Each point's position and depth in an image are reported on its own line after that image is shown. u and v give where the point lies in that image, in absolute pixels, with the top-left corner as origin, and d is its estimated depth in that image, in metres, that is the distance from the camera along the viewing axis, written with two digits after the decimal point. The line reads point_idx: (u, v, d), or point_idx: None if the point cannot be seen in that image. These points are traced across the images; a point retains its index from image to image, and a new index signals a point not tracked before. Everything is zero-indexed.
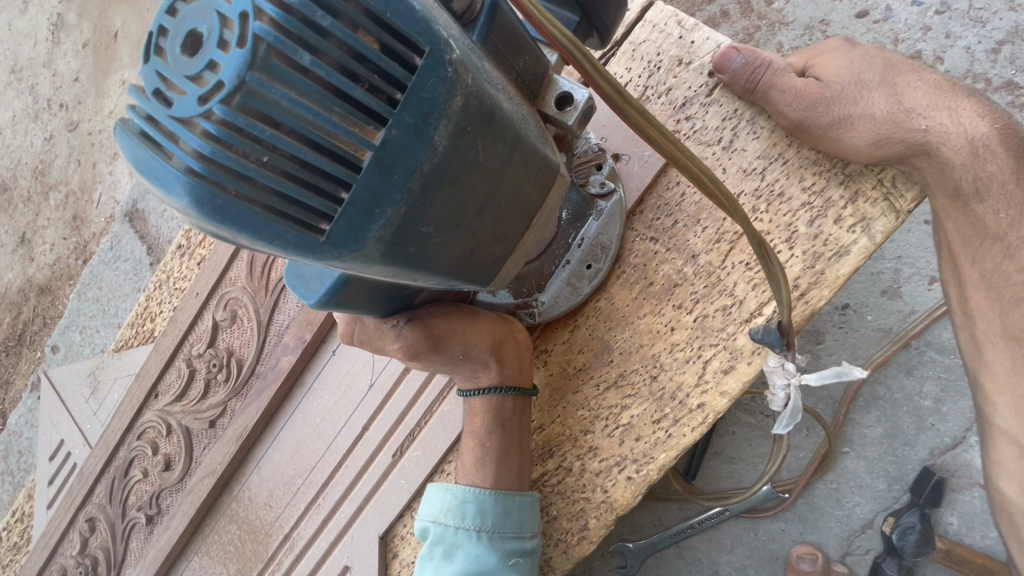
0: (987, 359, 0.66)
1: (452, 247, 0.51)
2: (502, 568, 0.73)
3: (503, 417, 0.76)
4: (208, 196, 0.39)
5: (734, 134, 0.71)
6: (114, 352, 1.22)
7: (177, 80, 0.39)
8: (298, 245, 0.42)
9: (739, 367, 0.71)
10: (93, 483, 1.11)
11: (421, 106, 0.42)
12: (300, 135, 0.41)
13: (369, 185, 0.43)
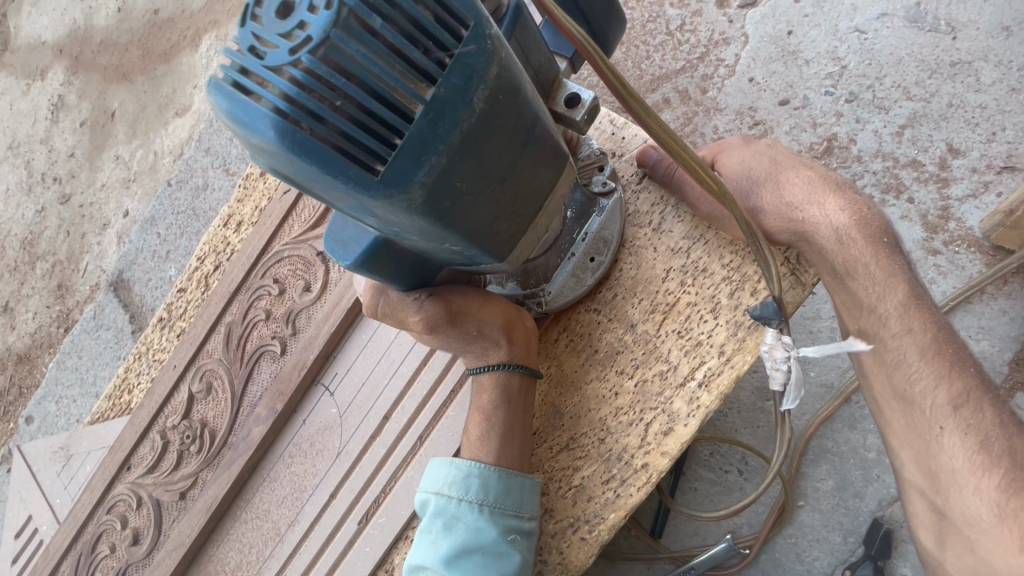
0: (886, 416, 0.72)
1: (483, 213, 0.51)
2: (499, 544, 0.75)
3: (510, 392, 0.80)
4: (290, 130, 0.42)
5: (662, 217, 0.83)
6: (89, 423, 1.24)
7: (269, 36, 0.42)
8: (358, 181, 0.43)
9: (677, 429, 0.77)
10: (59, 560, 1.10)
11: (468, 68, 0.44)
12: (369, 86, 0.43)
13: (419, 135, 0.44)
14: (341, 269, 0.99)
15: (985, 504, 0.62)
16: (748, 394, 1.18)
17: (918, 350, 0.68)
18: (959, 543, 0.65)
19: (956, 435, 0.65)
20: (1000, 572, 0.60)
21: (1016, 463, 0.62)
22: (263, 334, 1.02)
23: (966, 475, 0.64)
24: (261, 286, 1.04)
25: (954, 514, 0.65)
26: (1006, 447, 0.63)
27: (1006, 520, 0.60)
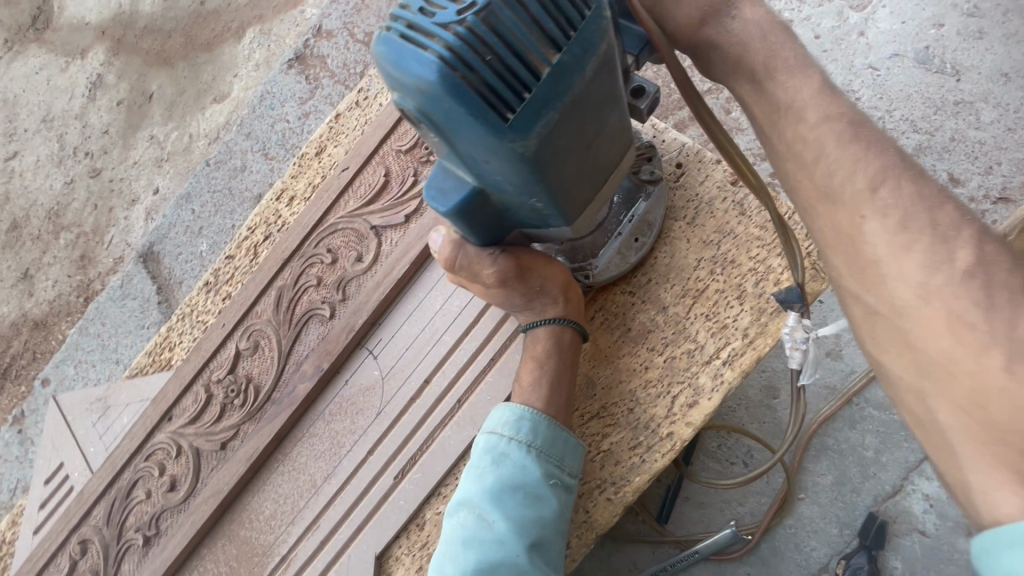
0: (813, 222, 0.68)
1: (569, 169, 0.64)
2: (541, 486, 0.81)
3: (562, 343, 0.88)
4: (449, 74, 0.53)
5: (696, 212, 0.92)
6: (127, 377, 1.29)
7: (441, 3, 0.55)
8: (492, 124, 0.55)
9: (701, 402, 0.85)
10: (93, 503, 1.15)
11: (587, 43, 0.57)
12: (512, 46, 0.55)
13: (543, 92, 0.56)
14: (393, 243, 1.07)
15: (912, 289, 0.57)
16: (756, 392, 1.26)
17: (835, 137, 0.65)
18: (896, 340, 0.58)
19: (877, 219, 0.60)
20: (933, 359, 0.55)
21: (940, 235, 0.57)
22: (313, 298, 1.10)
23: (888, 261, 0.59)
24: (315, 255, 1.12)
25: (882, 309, 0.60)
26: (931, 220, 0.58)
27: (929, 298, 0.55)
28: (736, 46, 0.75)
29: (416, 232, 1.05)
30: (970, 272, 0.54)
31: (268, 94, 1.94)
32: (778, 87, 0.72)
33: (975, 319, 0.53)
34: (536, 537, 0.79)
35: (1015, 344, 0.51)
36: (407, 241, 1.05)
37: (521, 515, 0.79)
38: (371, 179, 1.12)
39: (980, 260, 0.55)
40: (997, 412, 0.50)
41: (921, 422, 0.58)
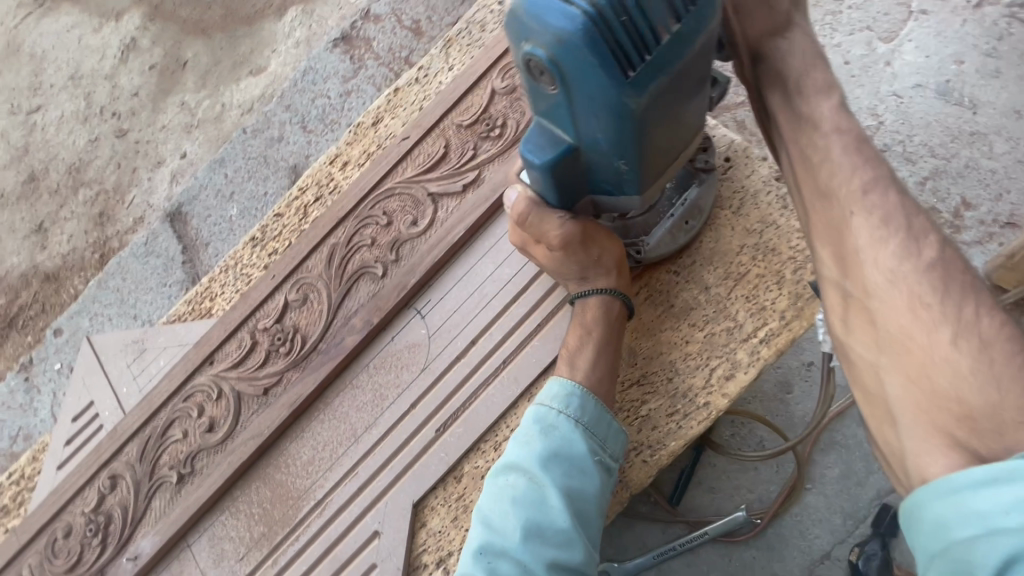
0: (809, 219, 0.81)
1: (658, 134, 0.74)
2: (586, 460, 0.86)
3: (610, 313, 0.94)
4: (591, 27, 0.62)
5: (741, 203, 1.00)
6: (165, 323, 1.32)
7: None
8: (617, 78, 0.65)
9: (738, 376, 0.92)
10: (126, 440, 1.17)
11: (700, 17, 0.67)
12: (643, 11, 0.64)
13: (660, 57, 0.66)
14: (448, 211, 1.13)
15: (885, 273, 0.69)
16: (770, 387, 1.33)
17: (840, 146, 0.79)
18: (863, 319, 0.71)
19: (863, 215, 0.73)
20: (894, 335, 0.67)
21: (912, 234, 0.69)
22: (366, 257, 1.14)
23: (868, 250, 0.71)
24: (370, 217, 1.17)
25: (858, 292, 0.72)
26: (908, 222, 0.71)
27: (898, 282, 0.67)
28: (778, 60, 0.87)
29: (473, 202, 1.12)
30: (933, 265, 0.67)
31: (311, 70, 1.99)
32: (805, 99, 0.84)
33: (931, 302, 0.65)
34: (579, 508, 0.84)
35: (959, 325, 0.63)
36: (463, 209, 1.11)
37: (566, 485, 0.83)
38: (431, 149, 1.17)
39: (941, 258, 0.67)
40: (938, 378, 0.63)
41: (872, 392, 0.71)
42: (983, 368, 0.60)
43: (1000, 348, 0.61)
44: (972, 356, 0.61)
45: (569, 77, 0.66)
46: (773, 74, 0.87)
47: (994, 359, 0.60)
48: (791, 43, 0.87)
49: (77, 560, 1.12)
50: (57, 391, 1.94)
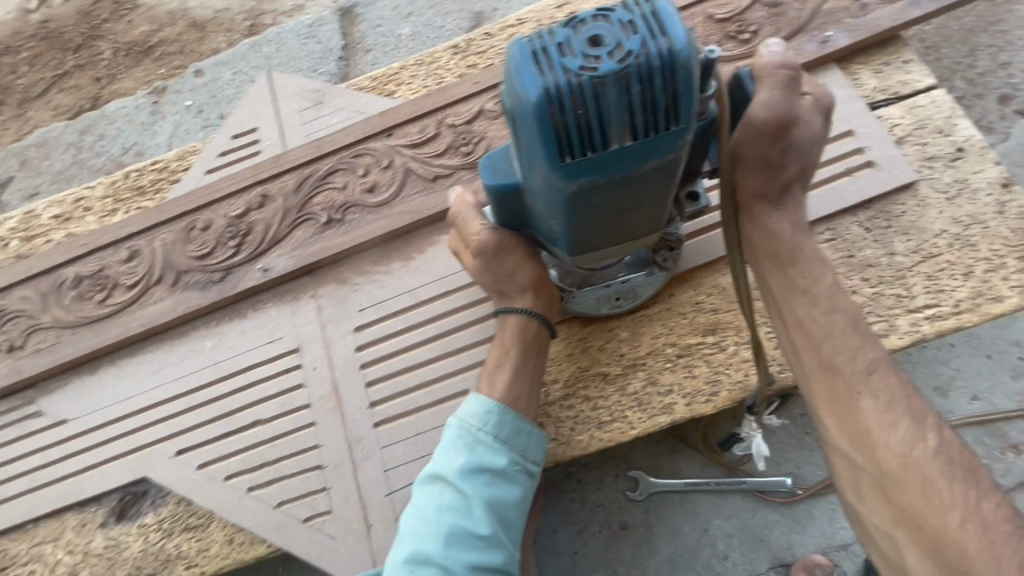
0: (811, 387, 0.79)
1: (595, 220, 0.71)
2: (506, 470, 0.90)
3: (526, 335, 0.96)
4: (544, 106, 0.58)
5: (958, 194, 1.01)
6: (347, 87, 1.35)
7: (577, 49, 0.59)
8: (550, 158, 0.61)
9: (892, 337, 0.95)
10: (286, 170, 1.22)
11: (661, 143, 0.62)
12: (601, 117, 0.59)
13: (603, 159, 0.62)
14: None
15: (895, 458, 0.69)
16: None
17: (840, 328, 0.79)
18: (878, 494, 0.71)
19: (870, 398, 0.73)
20: (910, 508, 0.68)
21: (914, 417, 0.71)
22: None
23: (879, 432, 0.71)
24: None
25: (870, 468, 0.72)
26: (903, 415, 0.71)
27: (911, 466, 0.68)
28: (765, 228, 0.86)
29: None
30: (937, 451, 0.68)
31: None
32: (796, 270, 0.84)
33: (941, 485, 0.66)
34: (499, 514, 0.88)
35: (967, 507, 0.64)
36: None
37: (486, 494, 0.87)
38: None
39: (943, 443, 0.69)
40: (950, 551, 0.64)
41: (894, 558, 0.71)
42: (989, 548, 0.61)
43: (1003, 530, 0.62)
44: (979, 539, 0.62)
45: (519, 132, 0.63)
46: (757, 235, 0.87)
47: (997, 542, 0.62)
48: (780, 215, 0.86)
49: (209, 253, 1.19)
50: (178, 124, 1.97)
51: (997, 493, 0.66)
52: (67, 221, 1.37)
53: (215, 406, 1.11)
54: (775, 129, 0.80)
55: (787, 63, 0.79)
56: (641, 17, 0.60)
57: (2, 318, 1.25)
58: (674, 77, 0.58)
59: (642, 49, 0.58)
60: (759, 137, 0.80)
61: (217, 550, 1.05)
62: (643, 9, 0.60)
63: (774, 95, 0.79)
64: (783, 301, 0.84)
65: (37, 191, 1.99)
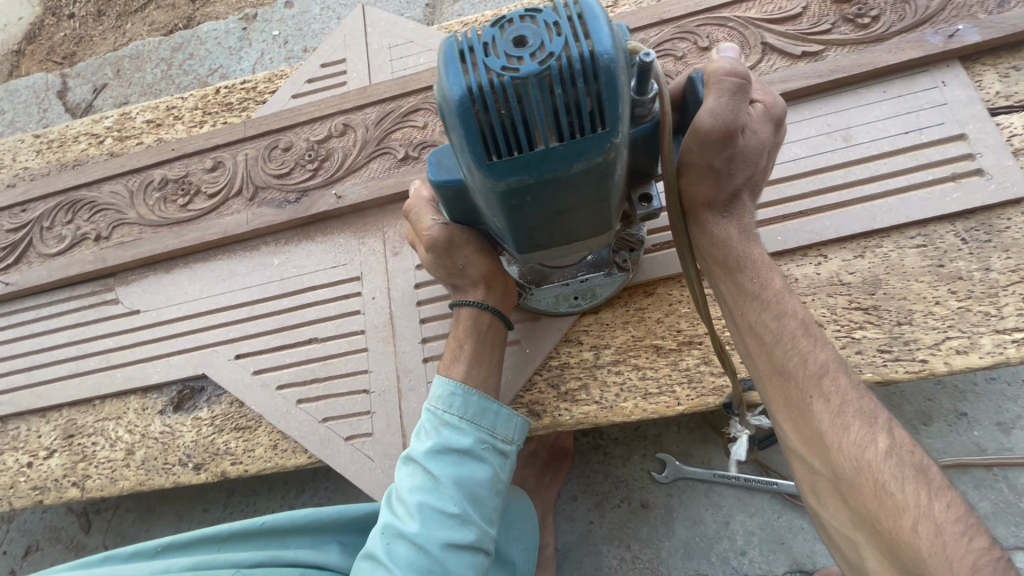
0: (768, 393, 0.79)
1: (535, 221, 0.68)
2: (473, 449, 0.88)
3: (479, 326, 0.97)
4: (465, 103, 0.56)
5: None
6: (438, 29, 1.34)
7: (502, 48, 0.57)
8: (476, 157, 0.59)
9: (971, 354, 0.90)
10: (370, 103, 1.24)
11: (590, 145, 0.59)
12: (524, 117, 0.57)
13: (532, 158, 0.59)
14: (772, 67, 1.09)
15: (848, 461, 0.69)
16: (910, 411, 1.27)
17: (791, 332, 0.78)
18: (838, 499, 0.71)
19: (822, 401, 0.72)
20: (868, 512, 0.66)
21: (867, 419, 0.70)
22: (668, 67, 1.14)
23: (832, 436, 0.70)
24: (691, 33, 1.15)
25: (827, 474, 0.72)
26: (855, 417, 0.70)
27: (864, 470, 0.67)
28: (713, 235, 0.86)
29: (804, 70, 1.07)
30: (888, 453, 0.67)
31: None
32: (746, 276, 0.83)
33: (894, 487, 0.65)
34: (469, 494, 0.86)
35: (921, 509, 0.63)
36: (791, 71, 1.07)
37: (454, 474, 0.86)
38: (786, 4, 1.12)
39: (896, 445, 0.68)
40: (906, 555, 0.62)
41: (857, 565, 0.70)
42: (941, 552, 0.60)
43: (953, 532, 0.61)
44: (930, 541, 0.61)
45: (448, 130, 0.61)
46: (706, 242, 0.86)
47: (949, 543, 0.60)
48: (728, 222, 0.86)
49: (287, 172, 1.23)
50: (263, 52, 2.01)
51: (950, 493, 0.64)
52: (157, 127, 1.44)
53: (276, 318, 1.15)
54: (721, 138, 0.76)
55: (737, 71, 0.75)
56: (567, 20, 0.58)
57: (94, 208, 1.34)
58: (597, 81, 0.56)
59: (564, 51, 0.56)
60: (706, 144, 0.77)
61: (262, 452, 1.10)
62: (571, 11, 0.58)
63: (721, 103, 0.75)
64: (735, 306, 0.84)
65: (126, 101, 2.08)
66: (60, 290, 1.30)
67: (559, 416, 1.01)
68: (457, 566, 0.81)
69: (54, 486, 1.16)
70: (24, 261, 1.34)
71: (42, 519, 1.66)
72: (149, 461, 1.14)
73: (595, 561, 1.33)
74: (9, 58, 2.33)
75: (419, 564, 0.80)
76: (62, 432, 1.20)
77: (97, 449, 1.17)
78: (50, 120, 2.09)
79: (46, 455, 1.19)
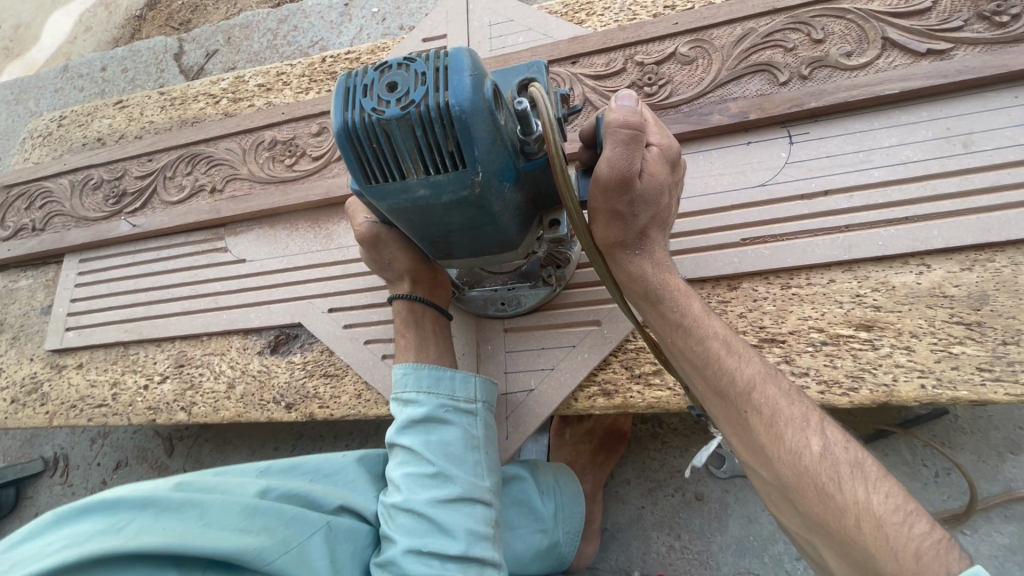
0: (712, 410, 0.80)
1: (436, 233, 0.76)
2: (435, 413, 0.95)
3: (414, 315, 1.05)
4: (342, 135, 0.66)
5: None
6: (539, 9, 1.36)
7: (378, 91, 0.65)
8: (359, 180, 0.69)
9: None
10: None
11: (454, 180, 0.66)
12: (392, 151, 0.65)
13: (404, 184, 0.68)
14: (890, 64, 1.05)
15: (787, 468, 0.69)
16: (998, 438, 1.21)
17: (717, 354, 0.78)
18: (790, 505, 0.71)
19: (755, 415, 0.73)
20: (816, 517, 0.66)
21: (801, 427, 0.70)
22: (776, 57, 1.11)
23: (770, 447, 0.71)
24: (805, 24, 1.11)
25: (775, 482, 0.72)
26: (788, 426, 0.70)
27: (802, 475, 0.67)
28: (633, 271, 0.86)
29: (927, 69, 1.01)
30: (823, 455, 0.67)
31: None
32: (671, 306, 0.83)
33: (832, 489, 0.65)
34: (442, 451, 0.92)
35: (860, 506, 0.62)
36: (912, 69, 1.02)
37: (422, 437, 0.93)
38: None
39: (830, 447, 0.68)
40: (855, 552, 0.62)
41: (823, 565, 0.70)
42: (884, 544, 0.59)
43: (894, 523, 0.60)
44: (873, 535, 0.60)
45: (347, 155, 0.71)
46: (626, 279, 0.87)
47: (891, 534, 0.59)
48: (645, 258, 0.86)
49: None
50: (361, 27, 2.08)
51: (889, 482, 0.64)
52: (268, 91, 1.54)
53: (366, 278, 1.24)
54: (618, 186, 0.77)
55: (631, 121, 0.74)
56: (435, 70, 0.64)
57: (210, 162, 1.47)
58: (451, 127, 0.63)
59: (424, 99, 0.63)
60: (605, 193, 0.78)
61: (346, 399, 1.19)
62: (441, 61, 0.65)
63: (617, 153, 0.75)
64: (665, 334, 0.85)
65: (234, 67, 2.23)
66: (177, 235, 1.44)
67: (631, 397, 1.04)
68: (453, 519, 0.86)
69: (166, 408, 1.31)
70: (149, 207, 1.49)
71: (139, 439, 1.86)
72: (247, 396, 1.26)
73: (643, 545, 1.36)
74: (132, 22, 2.54)
75: (421, 527, 0.85)
76: (174, 361, 1.35)
77: (203, 380, 1.30)
78: (166, 80, 2.27)
79: (160, 380, 1.34)
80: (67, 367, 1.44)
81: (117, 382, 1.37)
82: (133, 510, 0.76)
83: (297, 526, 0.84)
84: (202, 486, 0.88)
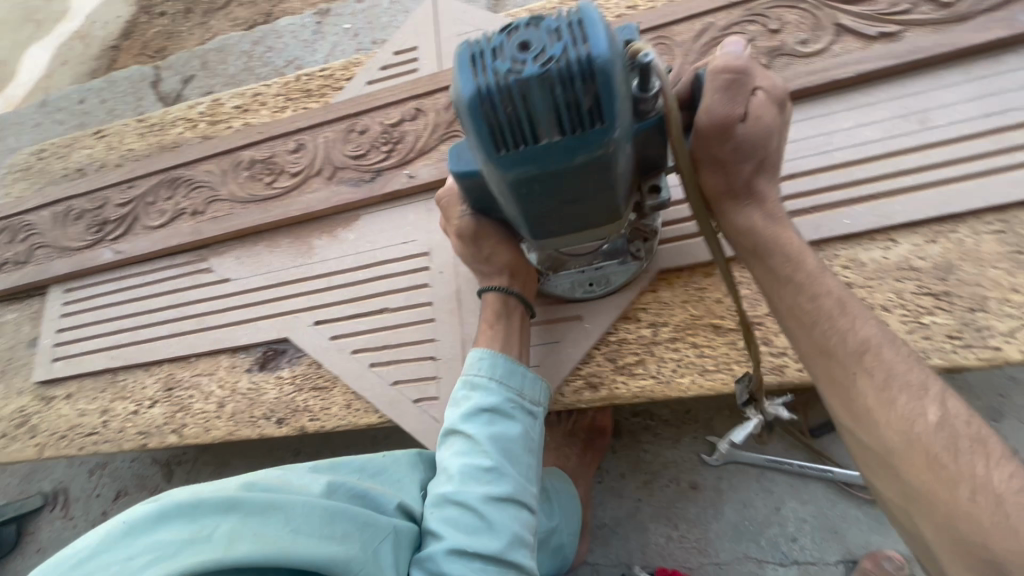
0: (812, 369, 0.82)
1: (544, 210, 0.74)
2: (505, 407, 0.95)
3: (504, 309, 1.05)
4: (475, 100, 0.61)
5: None
6: (505, 16, 1.39)
7: (508, 52, 0.61)
8: (486, 148, 0.64)
9: None
10: (441, 88, 1.31)
11: (595, 135, 0.63)
12: (528, 113, 0.61)
13: (535, 151, 0.63)
14: (844, 49, 1.08)
15: (896, 435, 0.70)
16: (979, 407, 1.23)
17: (828, 314, 0.80)
18: (892, 475, 0.72)
19: (870, 385, 0.74)
20: (927, 497, 0.67)
21: (914, 396, 0.71)
22: None
23: (878, 413, 0.72)
24: (760, 16, 1.14)
25: (877, 448, 0.73)
26: (901, 392, 0.72)
27: (913, 444, 0.69)
28: (738, 225, 0.90)
29: (878, 52, 1.05)
30: (940, 426, 0.68)
31: None
32: (781, 259, 0.86)
33: (953, 464, 0.66)
34: (504, 448, 0.91)
35: (985, 487, 0.63)
36: (865, 53, 1.06)
37: (490, 431, 0.92)
38: None
39: (948, 418, 0.69)
40: (966, 527, 0.63)
41: (913, 531, 0.72)
42: (1003, 521, 0.60)
43: (1015, 499, 0.61)
44: (992, 511, 0.61)
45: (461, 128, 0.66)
46: (737, 228, 0.90)
47: (1012, 510, 0.60)
48: (751, 208, 0.90)
49: (363, 154, 1.32)
50: (335, 44, 2.11)
51: (1012, 463, 0.64)
52: (245, 112, 1.56)
53: (349, 289, 1.25)
54: (721, 131, 0.82)
55: (730, 65, 0.81)
56: (568, 25, 0.61)
57: (190, 185, 1.48)
58: (596, 79, 0.59)
59: (564, 53, 0.59)
60: (712, 139, 0.83)
61: (337, 410, 1.20)
62: (572, 17, 0.62)
63: (717, 100, 0.81)
64: (774, 290, 0.88)
65: (211, 91, 2.25)
66: (161, 259, 1.45)
67: (616, 388, 1.05)
68: (501, 518, 0.86)
69: (157, 432, 1.30)
70: (131, 233, 1.50)
71: (134, 467, 1.85)
72: (238, 414, 1.26)
73: (641, 537, 1.37)
74: (108, 53, 2.55)
75: (471, 523, 0.85)
76: (163, 384, 1.35)
77: (193, 401, 1.30)
78: (145, 108, 2.29)
79: (150, 405, 1.34)
80: (56, 398, 1.44)
81: (107, 409, 1.37)
82: (213, 517, 0.74)
83: (370, 530, 0.82)
84: (267, 486, 0.84)
